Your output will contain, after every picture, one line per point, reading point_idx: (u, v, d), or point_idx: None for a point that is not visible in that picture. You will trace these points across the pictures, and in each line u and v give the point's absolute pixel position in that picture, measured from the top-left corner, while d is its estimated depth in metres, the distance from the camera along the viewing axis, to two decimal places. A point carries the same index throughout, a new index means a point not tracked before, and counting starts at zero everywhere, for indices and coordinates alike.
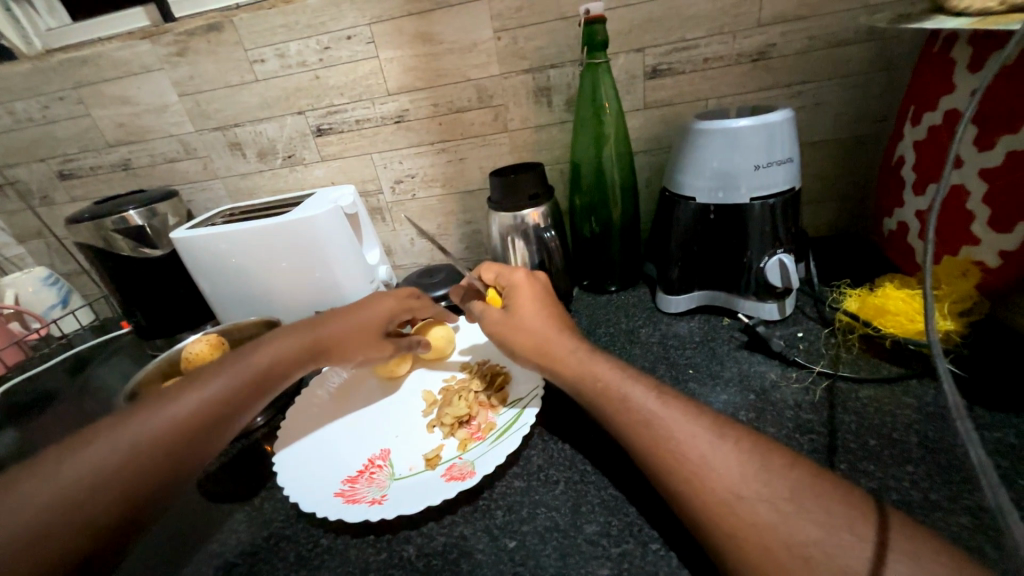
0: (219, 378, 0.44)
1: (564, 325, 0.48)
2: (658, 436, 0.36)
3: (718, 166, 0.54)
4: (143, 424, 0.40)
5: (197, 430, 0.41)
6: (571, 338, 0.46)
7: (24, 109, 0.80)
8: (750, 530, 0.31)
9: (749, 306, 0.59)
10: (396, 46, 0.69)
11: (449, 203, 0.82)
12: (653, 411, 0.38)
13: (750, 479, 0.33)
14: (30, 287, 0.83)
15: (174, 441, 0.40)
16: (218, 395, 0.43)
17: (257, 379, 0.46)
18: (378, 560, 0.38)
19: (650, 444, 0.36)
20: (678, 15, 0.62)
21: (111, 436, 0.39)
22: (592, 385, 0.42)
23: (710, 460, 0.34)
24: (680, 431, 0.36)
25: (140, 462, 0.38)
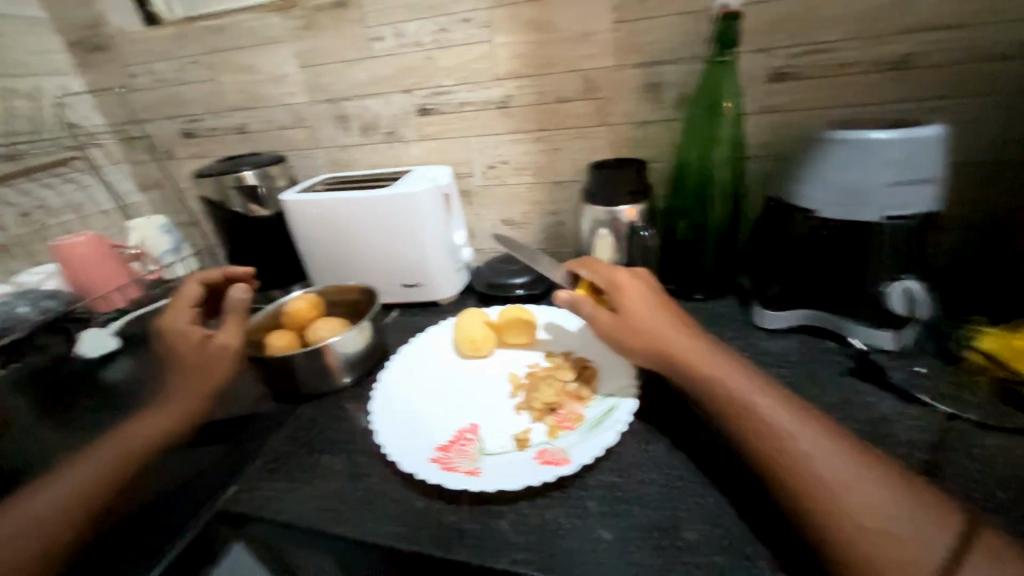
0: (121, 435, 0.45)
1: (678, 321, 0.48)
2: (793, 454, 0.36)
3: (846, 179, 0.50)
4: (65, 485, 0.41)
5: (120, 475, 0.44)
6: (685, 341, 0.45)
7: (162, 70, 0.88)
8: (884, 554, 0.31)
9: (861, 331, 0.55)
10: (510, 32, 0.69)
11: (537, 192, 0.82)
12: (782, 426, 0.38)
13: (892, 514, 0.33)
14: (150, 232, 0.93)
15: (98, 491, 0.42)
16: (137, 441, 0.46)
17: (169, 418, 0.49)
18: (473, 529, 0.39)
19: (783, 460, 0.36)
20: (813, 16, 0.58)
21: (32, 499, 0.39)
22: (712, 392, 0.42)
23: (849, 487, 0.34)
24: (810, 449, 0.36)
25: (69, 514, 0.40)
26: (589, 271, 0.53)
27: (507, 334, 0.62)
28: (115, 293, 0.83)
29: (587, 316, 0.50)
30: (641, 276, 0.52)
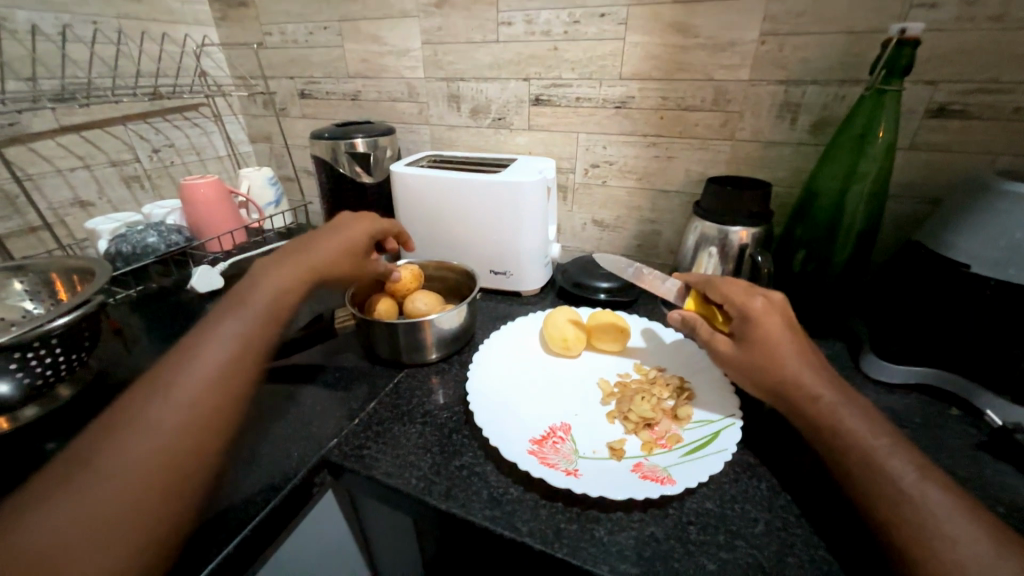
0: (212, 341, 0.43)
1: (812, 363, 0.44)
2: (907, 519, 0.34)
3: (1021, 238, 0.45)
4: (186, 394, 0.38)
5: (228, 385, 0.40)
6: (818, 381, 0.43)
7: (294, 31, 0.93)
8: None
9: (999, 405, 0.49)
10: (646, 32, 0.67)
11: (637, 198, 0.80)
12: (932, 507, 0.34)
13: None
14: (258, 183, 0.98)
15: (216, 400, 0.39)
16: (236, 346, 0.43)
17: (262, 321, 0.46)
18: (570, 529, 0.39)
19: (895, 523, 0.34)
20: (1001, 51, 0.53)
21: (148, 417, 0.36)
22: (847, 447, 0.39)
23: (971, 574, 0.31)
24: (939, 530, 0.33)
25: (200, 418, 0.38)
26: (720, 293, 0.50)
27: (598, 338, 0.61)
28: (226, 237, 0.90)
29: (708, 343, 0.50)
30: (777, 304, 0.48)
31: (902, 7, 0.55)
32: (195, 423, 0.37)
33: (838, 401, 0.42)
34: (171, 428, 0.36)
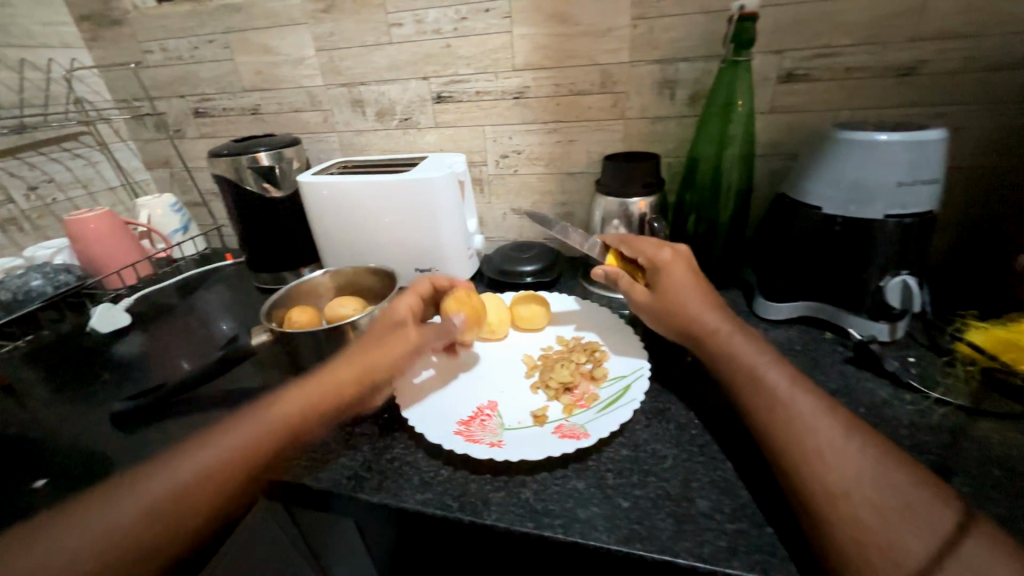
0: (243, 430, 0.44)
1: (713, 302, 0.51)
2: (779, 419, 0.39)
3: (854, 178, 0.52)
4: (167, 475, 0.40)
5: (223, 478, 0.40)
6: (715, 316, 0.49)
7: (176, 47, 0.88)
8: (870, 538, 0.31)
9: (859, 323, 0.58)
10: (531, 24, 0.71)
11: (549, 182, 0.83)
12: (797, 408, 0.39)
13: (858, 485, 0.34)
14: (160, 210, 0.92)
15: (196, 496, 0.39)
16: (261, 434, 0.43)
17: (311, 406, 0.47)
18: (497, 496, 0.41)
19: (769, 425, 0.39)
20: (827, 20, 0.61)
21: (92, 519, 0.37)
22: (738, 370, 0.44)
23: (826, 456, 0.36)
24: (802, 423, 0.38)
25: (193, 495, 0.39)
26: (632, 249, 0.58)
27: (520, 318, 0.64)
28: (127, 270, 0.85)
29: (628, 294, 0.55)
30: (682, 254, 0.55)
31: None
32: (185, 500, 0.38)
33: (735, 333, 0.47)
34: (119, 526, 0.36)
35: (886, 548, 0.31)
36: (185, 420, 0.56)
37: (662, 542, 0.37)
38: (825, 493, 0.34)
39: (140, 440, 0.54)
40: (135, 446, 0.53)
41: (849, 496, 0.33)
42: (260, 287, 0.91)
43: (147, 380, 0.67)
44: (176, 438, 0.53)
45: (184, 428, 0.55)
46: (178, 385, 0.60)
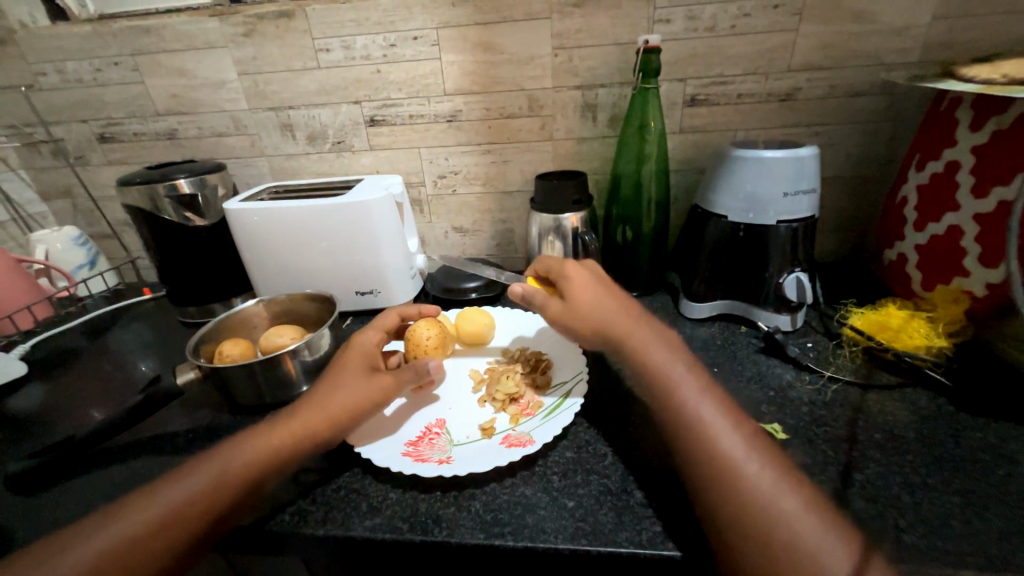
0: (201, 472, 0.41)
1: (620, 304, 0.53)
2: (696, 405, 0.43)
3: (750, 190, 0.60)
4: (116, 528, 0.37)
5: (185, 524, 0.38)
6: (631, 321, 0.51)
7: (75, 69, 0.81)
8: (758, 518, 0.34)
9: (766, 316, 0.65)
10: (458, 51, 0.74)
11: (487, 201, 0.86)
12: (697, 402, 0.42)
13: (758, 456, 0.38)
14: (60, 245, 0.83)
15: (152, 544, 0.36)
16: (233, 477, 0.41)
17: (283, 448, 0.43)
18: (448, 512, 0.42)
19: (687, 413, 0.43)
20: (718, 53, 0.69)
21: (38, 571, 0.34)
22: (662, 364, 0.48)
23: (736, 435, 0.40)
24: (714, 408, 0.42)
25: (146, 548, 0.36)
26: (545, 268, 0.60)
27: (465, 334, 0.65)
28: (23, 313, 0.77)
29: (542, 308, 0.55)
30: (589, 267, 0.58)
31: (647, 23, 0.69)
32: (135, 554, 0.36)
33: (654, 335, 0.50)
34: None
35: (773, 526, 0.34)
36: (100, 474, 0.51)
37: (605, 534, 0.39)
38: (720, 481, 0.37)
39: (44, 503, 0.48)
40: (39, 510, 0.47)
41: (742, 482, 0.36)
42: (185, 322, 0.85)
43: (49, 435, 0.60)
44: (90, 496, 0.48)
45: (99, 483, 0.50)
46: (86, 437, 0.53)
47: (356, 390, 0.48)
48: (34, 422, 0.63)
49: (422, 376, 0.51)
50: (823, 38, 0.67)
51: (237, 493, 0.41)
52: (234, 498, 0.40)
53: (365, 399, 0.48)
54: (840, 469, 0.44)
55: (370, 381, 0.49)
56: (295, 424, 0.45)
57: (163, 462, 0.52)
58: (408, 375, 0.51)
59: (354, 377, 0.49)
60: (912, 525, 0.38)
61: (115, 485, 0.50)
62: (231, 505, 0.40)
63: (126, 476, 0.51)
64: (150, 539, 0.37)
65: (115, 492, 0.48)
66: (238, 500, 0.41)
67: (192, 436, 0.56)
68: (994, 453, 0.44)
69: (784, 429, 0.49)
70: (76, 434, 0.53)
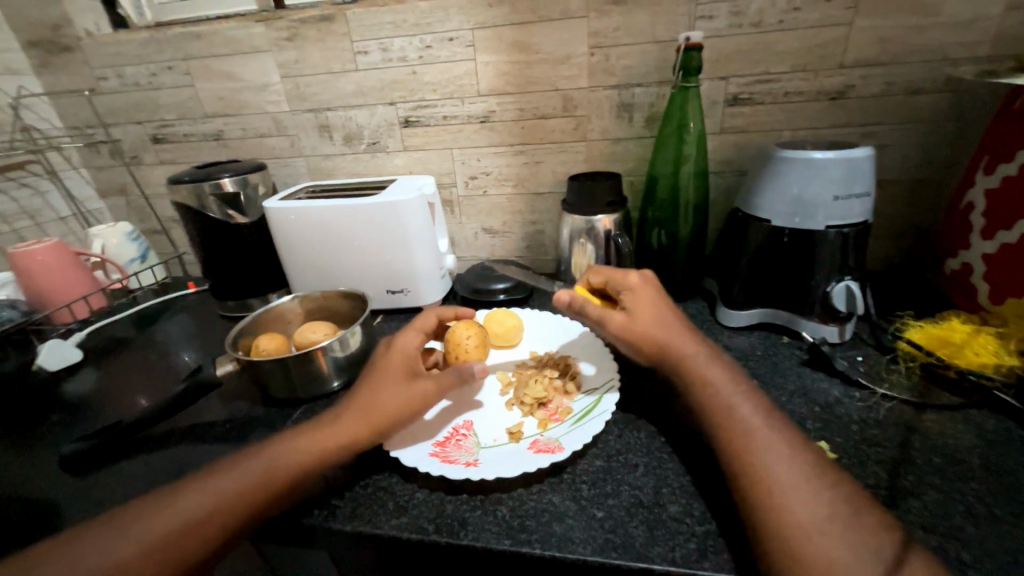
0: (255, 463, 0.43)
1: (681, 326, 0.51)
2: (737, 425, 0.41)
3: (797, 193, 0.57)
4: (168, 514, 0.39)
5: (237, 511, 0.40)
6: (691, 342, 0.49)
7: (133, 74, 0.86)
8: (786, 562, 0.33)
9: (811, 326, 0.61)
10: (493, 52, 0.74)
11: (517, 202, 0.85)
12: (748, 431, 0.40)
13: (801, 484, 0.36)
14: (115, 240, 0.88)
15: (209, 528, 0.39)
16: (284, 470, 0.43)
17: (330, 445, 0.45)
18: (474, 515, 0.41)
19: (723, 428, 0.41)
20: (764, 50, 0.66)
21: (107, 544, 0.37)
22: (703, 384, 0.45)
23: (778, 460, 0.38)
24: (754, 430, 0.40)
25: (196, 535, 0.38)
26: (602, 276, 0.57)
27: (495, 335, 0.64)
28: (79, 303, 0.82)
29: (600, 320, 0.53)
30: (651, 278, 0.56)
31: (688, 20, 0.67)
32: (185, 541, 0.38)
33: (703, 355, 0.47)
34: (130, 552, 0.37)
35: (823, 570, 0.32)
36: (145, 458, 0.53)
37: (635, 548, 0.38)
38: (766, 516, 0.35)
39: (93, 484, 0.51)
40: (89, 490, 0.50)
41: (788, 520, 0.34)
42: (225, 316, 0.88)
43: (100, 419, 0.64)
44: (135, 479, 0.51)
45: (144, 467, 0.52)
46: (134, 422, 0.55)
47: (397, 397, 0.47)
48: (88, 405, 0.67)
49: (466, 380, 0.49)
50: (880, 33, 0.63)
51: (280, 490, 0.42)
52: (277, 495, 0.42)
53: (405, 407, 0.47)
54: (896, 494, 0.41)
55: (411, 387, 0.48)
56: (337, 428, 0.45)
57: (202, 449, 0.54)
58: (451, 377, 0.49)
59: (395, 382, 0.49)
60: (980, 560, 0.35)
61: (158, 469, 0.52)
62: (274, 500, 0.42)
63: (168, 461, 0.53)
64: (200, 528, 0.39)
65: (158, 477, 0.51)
66: (284, 492, 0.42)
67: (228, 426, 0.58)
68: None
69: (832, 448, 0.46)
70: (123, 421, 0.54)
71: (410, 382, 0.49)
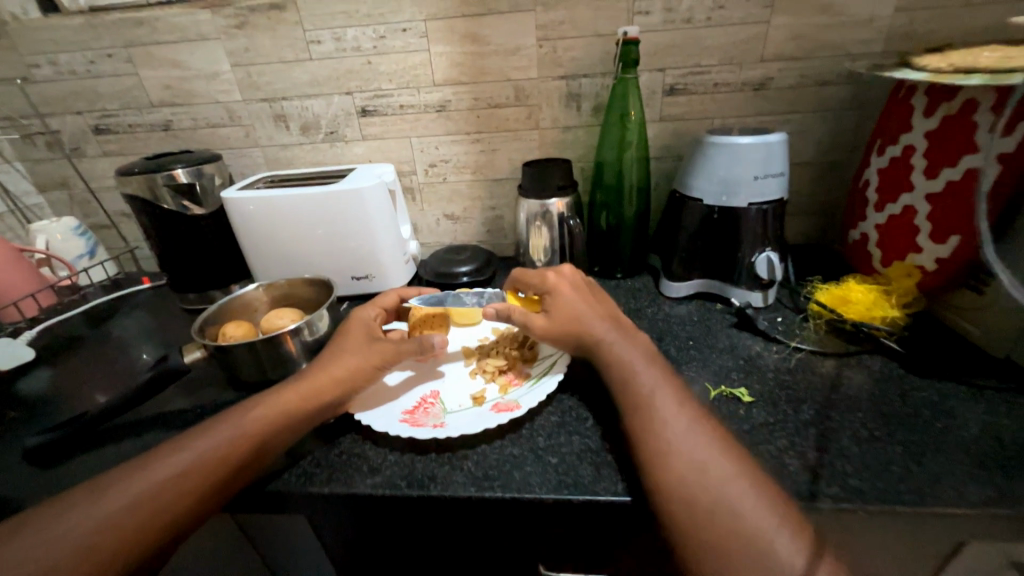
0: (245, 415, 0.47)
1: (600, 314, 0.56)
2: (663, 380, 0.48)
3: (724, 174, 0.64)
4: (145, 478, 0.41)
5: (231, 452, 0.44)
6: (601, 324, 0.54)
7: (68, 61, 0.82)
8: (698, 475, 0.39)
9: (739, 293, 0.69)
10: (446, 43, 0.76)
11: (477, 188, 0.89)
12: (646, 392, 0.46)
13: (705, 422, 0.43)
14: (60, 235, 0.86)
15: (205, 469, 0.42)
16: (270, 417, 0.47)
17: (310, 393, 0.50)
18: (442, 470, 0.46)
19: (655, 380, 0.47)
20: (695, 44, 0.73)
21: (106, 497, 0.40)
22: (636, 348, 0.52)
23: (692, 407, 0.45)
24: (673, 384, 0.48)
25: (177, 492, 0.41)
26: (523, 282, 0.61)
27: (458, 314, 0.68)
28: (27, 300, 0.79)
29: (525, 324, 0.56)
30: (566, 275, 0.61)
31: (627, 15, 0.72)
32: (165, 501, 0.40)
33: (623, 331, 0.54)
34: (131, 497, 0.40)
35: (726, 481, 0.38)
36: (115, 447, 0.54)
37: (584, 484, 0.43)
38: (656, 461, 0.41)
39: (62, 475, 0.51)
40: (58, 479, 0.51)
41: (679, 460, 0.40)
42: (186, 309, 0.88)
43: (62, 413, 0.64)
44: (107, 465, 0.52)
45: (115, 454, 0.53)
46: (101, 413, 0.55)
47: (358, 357, 0.54)
48: (46, 403, 0.66)
49: (426, 350, 0.54)
50: (793, 30, 0.70)
51: (255, 447, 0.45)
52: (254, 451, 0.45)
53: (366, 364, 0.53)
54: (798, 425, 0.48)
55: (369, 348, 0.55)
56: (303, 387, 0.50)
57: (174, 434, 0.56)
58: (411, 347, 0.54)
59: (363, 343, 0.55)
60: (857, 470, 0.43)
61: (130, 455, 0.53)
62: (250, 458, 0.45)
63: (139, 447, 0.54)
64: (179, 486, 0.41)
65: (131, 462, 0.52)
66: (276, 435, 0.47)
67: (199, 411, 0.59)
68: (935, 408, 0.49)
69: (750, 393, 0.53)
70: (92, 411, 0.54)
71: (369, 345, 0.55)
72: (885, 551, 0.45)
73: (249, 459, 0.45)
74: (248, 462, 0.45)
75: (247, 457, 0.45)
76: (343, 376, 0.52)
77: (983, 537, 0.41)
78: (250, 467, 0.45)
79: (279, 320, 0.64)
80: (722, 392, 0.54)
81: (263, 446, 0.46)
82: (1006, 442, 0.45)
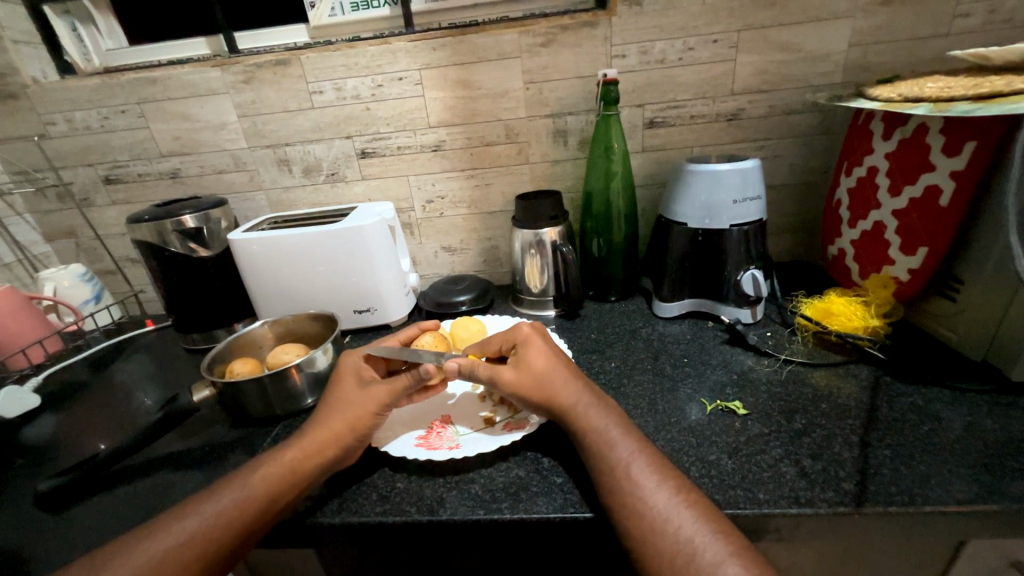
0: (262, 465, 0.47)
1: (571, 372, 0.53)
2: None
3: (705, 199, 0.68)
4: (150, 549, 0.40)
5: (249, 504, 0.44)
6: (574, 385, 0.51)
7: (84, 118, 0.87)
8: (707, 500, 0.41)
9: (728, 310, 0.72)
10: (440, 89, 0.82)
11: (472, 221, 0.93)
12: (609, 435, 0.46)
13: None
14: (68, 281, 0.87)
15: (227, 525, 0.43)
16: (284, 466, 0.47)
17: (323, 441, 0.49)
18: (451, 495, 0.48)
19: None
20: (670, 82, 0.79)
21: (133, 553, 0.40)
22: None
23: None
24: None
25: (180, 565, 0.40)
26: (491, 338, 0.57)
27: (460, 339, 0.71)
28: (35, 347, 0.81)
29: (492, 379, 0.52)
30: (538, 328, 0.58)
31: (607, 58, 0.78)
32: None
33: None
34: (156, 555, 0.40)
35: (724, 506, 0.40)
36: (126, 488, 0.55)
37: (591, 500, 0.45)
38: (625, 511, 0.40)
39: (73, 519, 0.52)
40: (70, 523, 0.51)
41: (646, 511, 0.40)
42: (190, 350, 0.89)
43: (70, 458, 0.64)
44: (119, 508, 0.52)
45: (127, 496, 0.54)
46: (105, 459, 0.55)
47: (356, 407, 0.51)
48: (53, 448, 0.66)
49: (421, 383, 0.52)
50: (759, 66, 0.76)
51: (262, 508, 0.44)
52: (260, 512, 0.44)
53: (366, 414, 0.51)
54: (791, 434, 0.50)
55: (366, 395, 0.52)
56: (316, 434, 0.50)
57: (184, 474, 0.56)
58: (408, 383, 0.53)
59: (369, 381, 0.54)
60: (850, 474, 0.45)
61: (142, 496, 0.54)
62: (257, 520, 0.44)
63: (150, 488, 0.55)
64: (185, 555, 0.40)
65: (144, 503, 0.53)
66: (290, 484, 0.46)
67: (208, 449, 0.60)
68: (922, 412, 0.51)
69: (744, 406, 0.56)
70: (99, 455, 0.55)
71: (365, 390, 0.53)
72: (887, 555, 0.46)
73: (255, 520, 0.44)
74: (254, 524, 0.44)
75: (254, 519, 0.44)
76: (353, 419, 0.51)
77: (977, 534, 0.43)
78: (257, 530, 0.44)
79: (285, 355, 0.65)
80: (717, 405, 0.56)
81: (269, 508, 0.45)
82: (987, 439, 0.47)
